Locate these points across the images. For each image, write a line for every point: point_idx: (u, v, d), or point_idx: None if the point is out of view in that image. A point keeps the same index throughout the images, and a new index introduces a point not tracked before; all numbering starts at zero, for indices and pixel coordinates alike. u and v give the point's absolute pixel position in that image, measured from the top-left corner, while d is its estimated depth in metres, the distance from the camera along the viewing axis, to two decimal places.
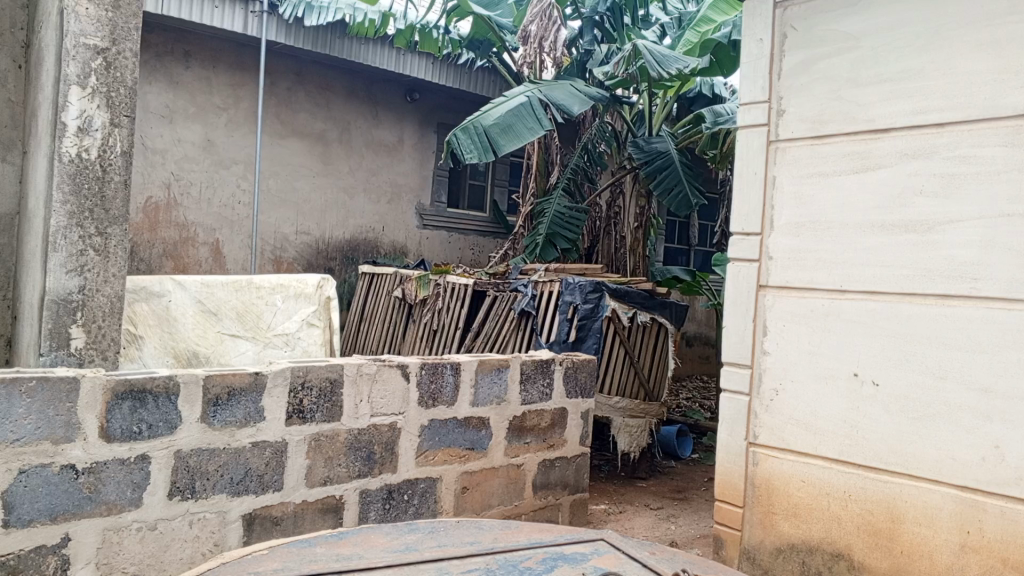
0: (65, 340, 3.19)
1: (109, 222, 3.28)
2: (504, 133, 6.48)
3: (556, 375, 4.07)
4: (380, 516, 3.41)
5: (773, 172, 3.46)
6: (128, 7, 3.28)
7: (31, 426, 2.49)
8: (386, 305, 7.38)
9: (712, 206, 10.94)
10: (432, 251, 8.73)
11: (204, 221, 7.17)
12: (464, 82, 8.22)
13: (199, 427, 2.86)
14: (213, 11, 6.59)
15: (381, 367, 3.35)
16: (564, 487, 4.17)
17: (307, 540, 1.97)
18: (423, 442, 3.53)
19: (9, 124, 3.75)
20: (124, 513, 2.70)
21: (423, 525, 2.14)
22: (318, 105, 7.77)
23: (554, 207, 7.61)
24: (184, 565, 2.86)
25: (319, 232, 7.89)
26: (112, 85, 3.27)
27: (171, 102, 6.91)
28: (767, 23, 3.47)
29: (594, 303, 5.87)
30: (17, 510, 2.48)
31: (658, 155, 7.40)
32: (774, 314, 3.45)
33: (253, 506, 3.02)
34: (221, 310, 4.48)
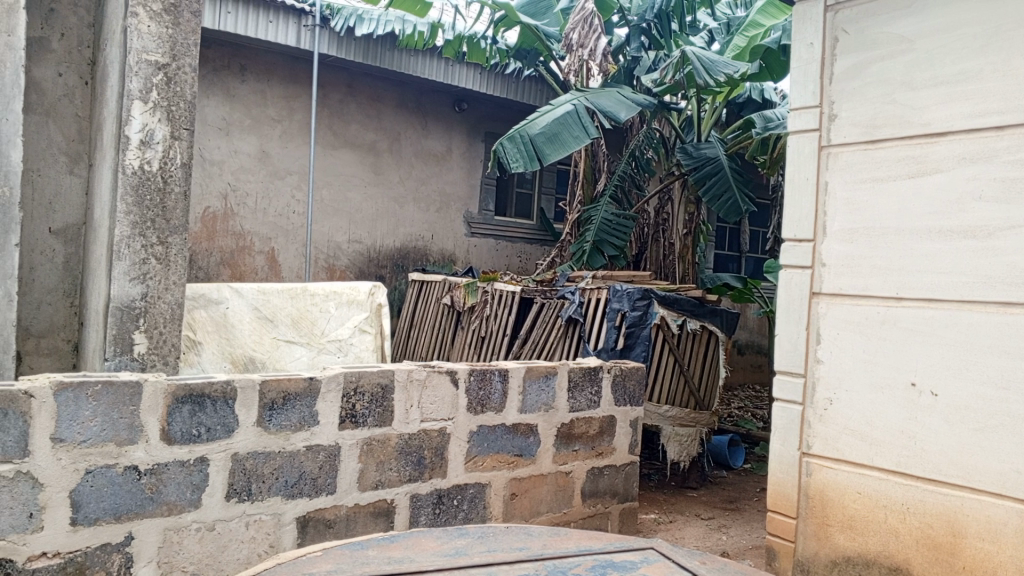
0: (128, 345, 3.31)
1: (170, 231, 3.39)
2: (550, 143, 6.50)
3: (604, 383, 4.06)
4: (430, 520, 3.45)
5: (826, 177, 3.41)
6: (188, 23, 3.40)
7: (97, 428, 2.59)
8: (435, 313, 7.46)
9: (763, 211, 10.78)
10: (480, 259, 8.79)
11: (259, 230, 7.35)
12: (511, 91, 8.28)
13: (256, 431, 2.93)
14: (267, 26, 6.76)
15: (431, 373, 3.39)
16: (613, 495, 4.15)
17: (360, 542, 2.01)
18: (472, 447, 3.55)
19: (76, 138, 3.91)
20: (184, 513, 2.78)
21: (473, 530, 2.16)
22: (369, 116, 7.91)
23: (601, 214, 7.60)
24: (241, 565, 2.93)
25: (370, 241, 8.02)
26: (172, 99, 3.39)
27: (228, 115, 7.10)
28: (818, 28, 3.44)
29: (642, 310, 5.80)
30: (83, 508, 2.58)
31: (707, 161, 7.33)
32: (828, 321, 3.39)
33: (307, 509, 3.08)
34: (276, 316, 4.59)
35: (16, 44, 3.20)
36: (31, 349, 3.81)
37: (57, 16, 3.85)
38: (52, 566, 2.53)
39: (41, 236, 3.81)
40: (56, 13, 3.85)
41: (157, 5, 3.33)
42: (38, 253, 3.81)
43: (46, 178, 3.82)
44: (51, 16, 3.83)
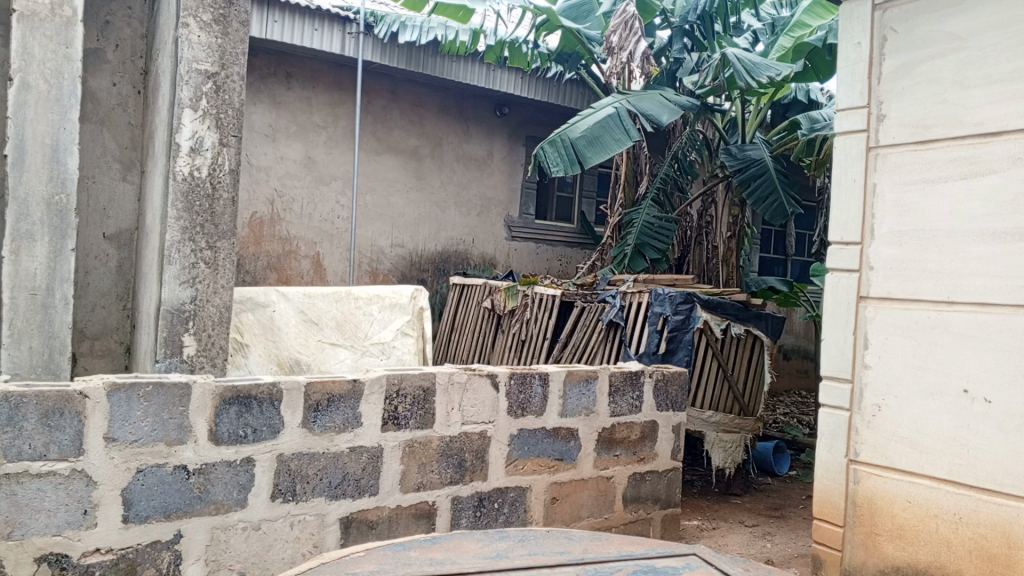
0: (178, 347, 3.40)
1: (218, 236, 3.47)
2: (591, 146, 6.49)
3: (646, 388, 4.03)
4: (472, 523, 3.46)
5: (874, 179, 3.35)
6: (236, 32, 3.48)
7: (148, 428, 2.66)
8: (476, 316, 7.49)
9: (810, 214, 10.59)
10: (521, 262, 8.81)
11: (305, 235, 7.47)
12: (552, 95, 8.29)
13: (301, 432, 2.98)
14: (313, 34, 6.87)
15: (472, 376, 3.41)
16: (655, 501, 4.12)
17: (402, 543, 2.03)
18: (512, 451, 3.56)
19: (129, 145, 4.02)
20: (231, 512, 2.84)
21: (513, 533, 2.16)
22: (411, 121, 7.99)
23: (643, 217, 7.56)
24: (286, 564, 2.98)
25: (412, 245, 8.10)
26: (221, 106, 3.46)
27: (274, 122, 7.24)
28: (865, 27, 3.38)
29: (685, 315, 5.78)
30: (135, 506, 2.65)
31: (752, 163, 7.22)
32: (877, 326, 3.32)
33: (351, 509, 3.12)
34: (321, 319, 4.66)
35: (74, 56, 3.30)
36: (86, 351, 3.94)
37: (112, 27, 3.98)
38: (105, 562, 2.60)
39: (96, 241, 3.93)
40: (111, 25, 3.98)
41: (207, 16, 3.41)
42: (93, 257, 3.93)
43: (101, 184, 3.95)
44: (106, 28, 3.96)
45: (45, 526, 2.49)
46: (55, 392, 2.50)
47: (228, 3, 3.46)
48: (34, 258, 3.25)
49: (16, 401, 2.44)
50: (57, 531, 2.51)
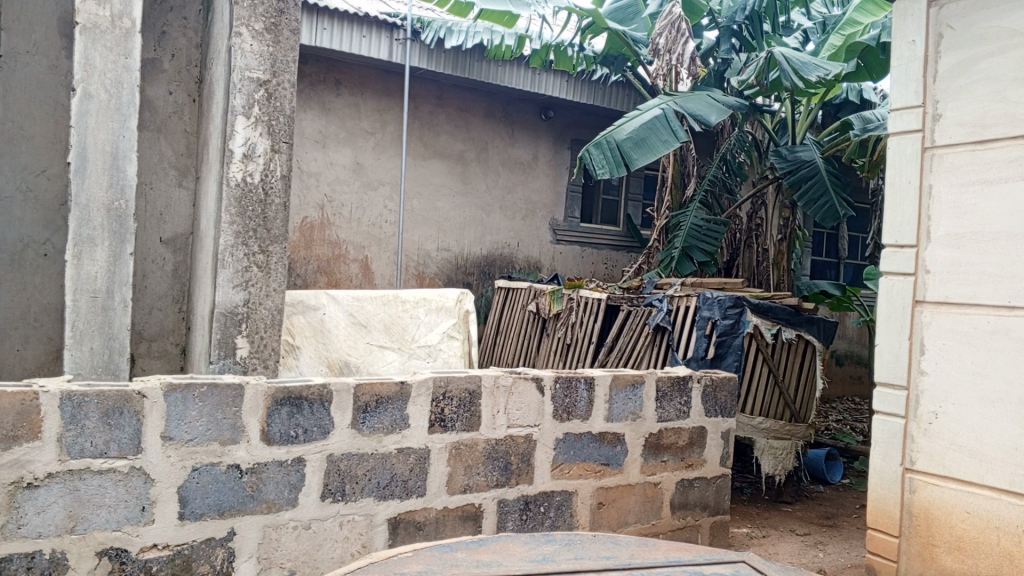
0: (231, 349, 3.48)
1: (271, 240, 3.55)
2: (638, 147, 6.44)
3: (694, 393, 3.99)
4: (518, 526, 3.46)
5: (929, 180, 3.27)
6: (287, 40, 3.55)
7: (203, 427, 2.73)
8: (521, 319, 7.51)
9: (863, 215, 10.35)
10: (566, 266, 8.80)
11: (354, 239, 7.57)
12: (598, 97, 8.27)
13: (350, 432, 3.03)
14: (361, 41, 6.97)
15: (517, 379, 3.42)
16: (703, 508, 4.07)
17: (449, 544, 2.04)
18: (558, 455, 3.56)
19: (185, 153, 4.13)
20: (282, 511, 2.90)
21: (560, 537, 2.17)
22: (457, 126, 8.04)
23: (691, 219, 7.49)
24: (335, 564, 3.02)
25: (458, 249, 8.15)
26: (273, 114, 3.54)
27: (324, 128, 7.35)
28: (920, 25, 3.30)
29: (734, 319, 5.70)
30: (190, 504, 2.72)
31: (803, 164, 7.11)
32: (933, 331, 3.23)
33: (399, 510, 3.15)
34: (370, 322, 4.73)
35: (133, 66, 3.40)
36: (144, 352, 4.06)
37: (169, 38, 4.10)
38: (162, 557, 2.67)
39: (153, 245, 4.05)
40: (168, 35, 4.10)
41: (259, 25, 3.48)
42: (150, 261, 4.05)
43: (157, 191, 4.07)
44: (163, 39, 4.08)
45: (105, 521, 2.56)
46: (114, 392, 2.58)
47: (279, 12, 3.53)
48: (96, 261, 3.36)
49: (78, 400, 2.52)
50: (116, 526, 2.58)
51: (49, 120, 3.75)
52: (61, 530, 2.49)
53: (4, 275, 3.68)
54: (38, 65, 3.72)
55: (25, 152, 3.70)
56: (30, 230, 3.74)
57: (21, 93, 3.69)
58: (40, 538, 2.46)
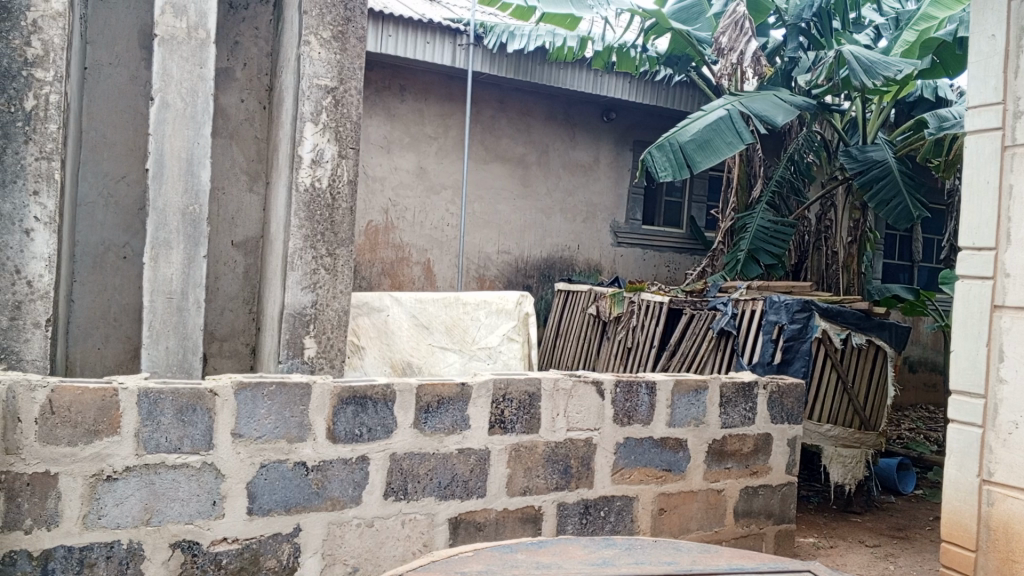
0: (299, 348, 3.57)
1: (338, 243, 3.63)
2: (700, 150, 6.36)
3: (759, 399, 3.91)
4: (578, 530, 3.45)
5: (1010, 181, 3.13)
6: (353, 48, 3.63)
7: (271, 425, 2.81)
8: (581, 322, 7.48)
9: (938, 216, 9.97)
10: (627, 269, 8.75)
11: (417, 242, 7.68)
12: (660, 99, 8.20)
13: (413, 432, 3.07)
14: (425, 47, 7.06)
15: (577, 382, 3.41)
16: (768, 516, 3.99)
17: (509, 545, 2.06)
18: (618, 459, 3.54)
19: (256, 158, 4.26)
20: (346, 508, 2.96)
21: (620, 541, 2.16)
22: (519, 130, 8.07)
23: (757, 222, 7.33)
24: (397, 562, 3.06)
25: (518, 251, 8.19)
26: (340, 120, 3.62)
27: (388, 134, 7.47)
28: (1001, 19, 3.17)
29: (802, 324, 5.57)
30: (258, 499, 2.80)
31: (874, 164, 6.89)
32: (1013, 337, 3.09)
33: (459, 510, 3.18)
34: (431, 324, 4.79)
35: (207, 75, 3.53)
36: (215, 351, 4.20)
37: (241, 47, 4.24)
38: (231, 551, 2.76)
39: (225, 248, 4.20)
40: (240, 46, 4.24)
41: (327, 33, 3.57)
42: (222, 263, 4.19)
43: (229, 196, 4.21)
44: (235, 49, 4.22)
45: (179, 514, 2.66)
46: (188, 389, 2.68)
47: (346, 20, 3.61)
48: (171, 264, 3.49)
49: (154, 397, 2.63)
50: (189, 519, 2.68)
51: (129, 129, 3.92)
52: (137, 522, 2.60)
53: (86, 277, 3.86)
54: (119, 77, 3.89)
55: (107, 159, 3.88)
56: (111, 234, 3.91)
57: (104, 104, 3.87)
58: (118, 528, 2.58)
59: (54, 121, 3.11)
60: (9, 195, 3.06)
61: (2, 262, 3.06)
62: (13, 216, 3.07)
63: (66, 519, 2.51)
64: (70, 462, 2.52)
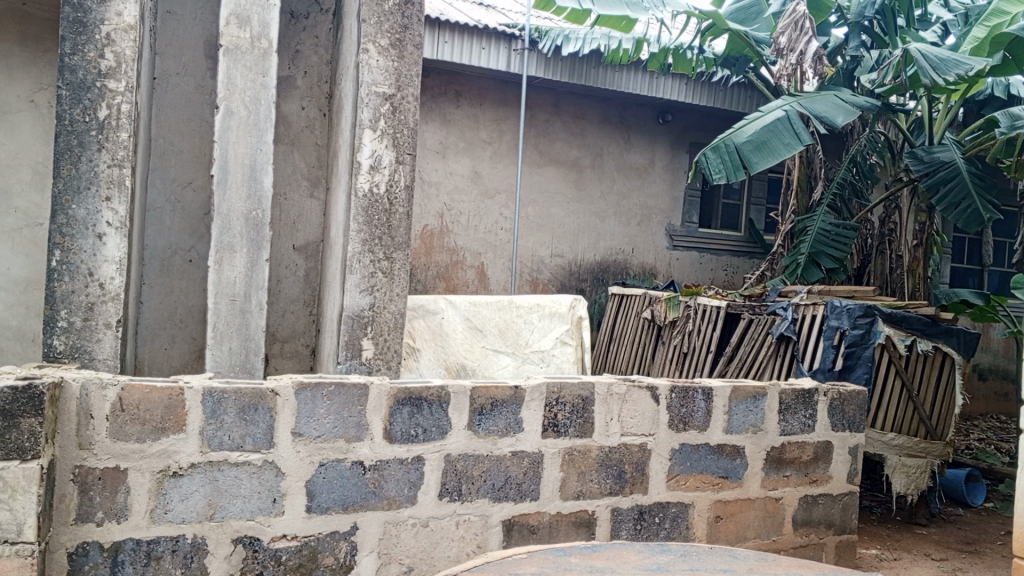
0: (358, 350, 3.64)
1: (395, 247, 3.68)
2: (757, 151, 6.25)
3: (820, 406, 3.82)
4: (632, 535, 3.43)
5: None
6: (411, 55, 3.68)
7: (329, 425, 2.87)
8: (635, 326, 7.42)
9: (1011, 219, 9.58)
10: (683, 272, 8.65)
11: (471, 246, 7.73)
12: (718, 100, 8.09)
13: (466, 433, 3.09)
14: (480, 53, 7.11)
15: (631, 387, 3.39)
16: (829, 526, 3.89)
17: (563, 549, 2.06)
18: (674, 465, 3.50)
19: (316, 164, 4.36)
20: (402, 508, 3.00)
21: (675, 547, 2.13)
22: (573, 133, 8.06)
23: (818, 224, 7.16)
24: (451, 562, 3.09)
25: (572, 255, 8.17)
26: (397, 127, 3.67)
27: (444, 139, 7.55)
28: None
29: (864, 329, 5.44)
30: (317, 497, 2.86)
31: (942, 165, 6.67)
32: None
33: (513, 513, 3.19)
34: (485, 326, 4.82)
35: (269, 84, 3.63)
36: (277, 352, 4.31)
37: (302, 56, 4.34)
38: (291, 547, 2.82)
39: (286, 252, 4.30)
40: (301, 54, 4.34)
41: (385, 41, 3.63)
42: (284, 266, 4.30)
43: (291, 201, 4.32)
44: (297, 57, 4.33)
45: (241, 511, 2.74)
46: (251, 390, 2.75)
47: (403, 28, 3.66)
48: (235, 267, 3.59)
49: (218, 396, 2.71)
50: (250, 516, 2.75)
51: (196, 136, 4.06)
52: (201, 517, 2.68)
53: (154, 279, 4.00)
54: (186, 86, 4.03)
55: (175, 166, 4.02)
56: (178, 238, 4.05)
57: (172, 113, 4.01)
58: (183, 523, 2.66)
59: (125, 130, 3.23)
60: (83, 201, 3.19)
61: (76, 265, 3.19)
62: (87, 220, 3.20)
63: (135, 513, 2.61)
64: (138, 458, 2.61)
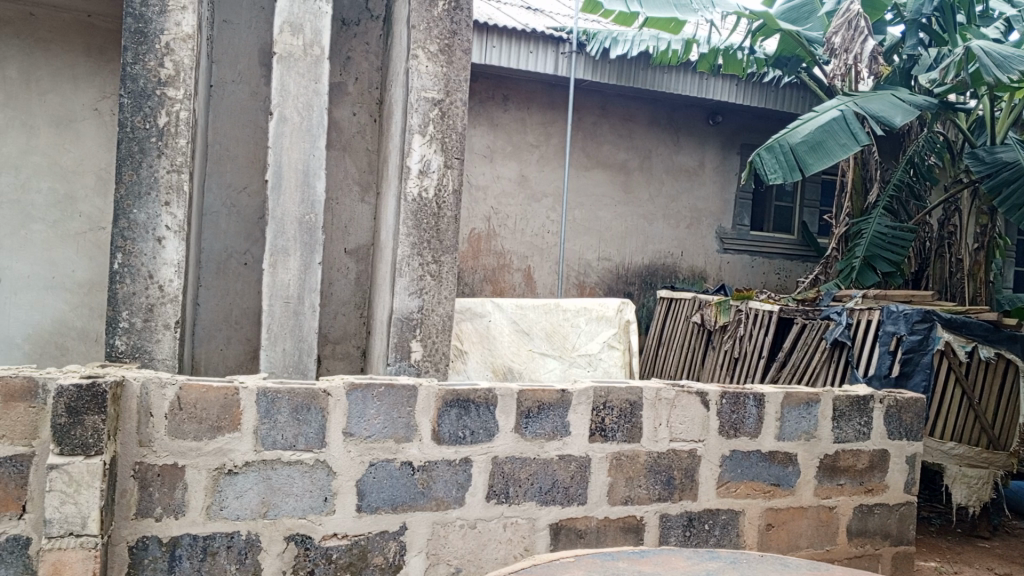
0: (407, 352, 3.68)
1: (443, 251, 3.71)
2: (813, 152, 6.13)
3: (875, 414, 3.73)
4: (681, 542, 3.39)
5: None
6: (459, 61, 3.71)
7: (380, 425, 2.90)
8: (684, 330, 7.35)
9: None
10: (733, 276, 8.54)
11: (518, 250, 7.75)
12: (769, 100, 7.97)
13: (514, 436, 3.10)
14: (528, 56, 7.11)
15: (680, 393, 3.36)
16: (885, 537, 3.79)
17: (611, 553, 2.05)
18: (724, 472, 3.45)
19: (367, 169, 4.43)
20: (450, 509, 3.02)
21: (725, 554, 2.10)
22: (621, 136, 8.02)
23: (874, 227, 7.00)
24: (499, 564, 3.10)
25: (619, 258, 8.12)
26: (446, 131, 3.71)
27: (492, 143, 7.58)
28: None
29: (922, 335, 5.31)
30: (367, 497, 2.90)
31: (1004, 166, 6.40)
32: None
33: (560, 517, 3.18)
34: (532, 329, 4.82)
35: (322, 90, 3.70)
36: (329, 353, 4.38)
37: (353, 62, 4.41)
38: (341, 546, 2.86)
39: (338, 255, 4.37)
40: (352, 61, 4.41)
41: (434, 47, 3.67)
42: (335, 269, 4.37)
43: (343, 206, 4.39)
44: (348, 63, 4.40)
45: (293, 509, 2.79)
46: (304, 390, 2.80)
47: (452, 34, 3.70)
48: (289, 270, 3.66)
49: (272, 396, 2.77)
50: (303, 514, 2.80)
51: (251, 142, 4.16)
52: (255, 514, 2.74)
53: (211, 282, 4.11)
54: (242, 93, 4.13)
55: (231, 171, 4.13)
56: (234, 242, 4.16)
57: (228, 119, 4.11)
58: (237, 520, 2.72)
59: (183, 137, 3.33)
60: (143, 206, 3.29)
61: (137, 268, 3.29)
62: (147, 225, 3.30)
63: (192, 509, 2.68)
64: (196, 456, 2.69)
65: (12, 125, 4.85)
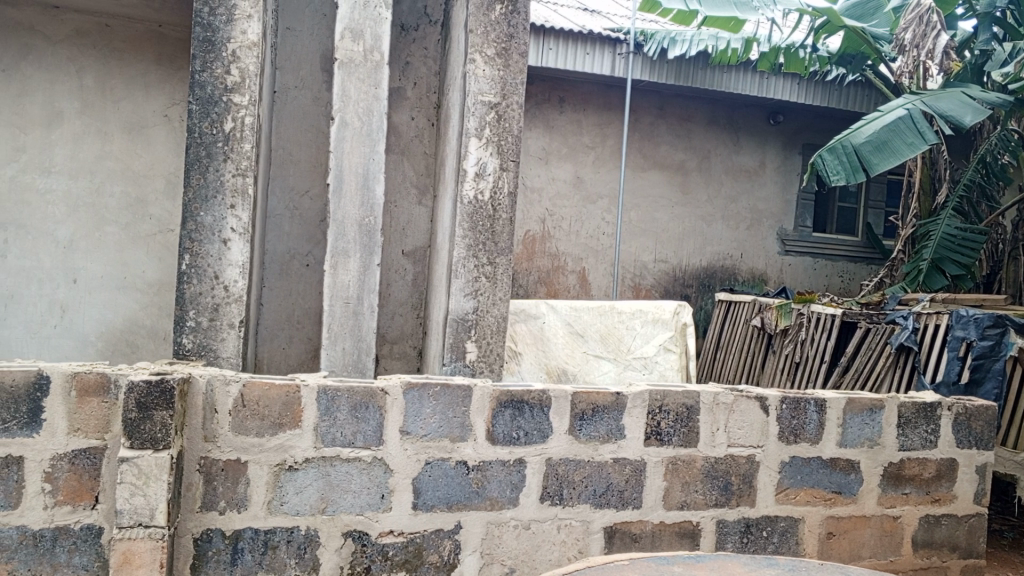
0: (462, 352, 3.71)
1: (498, 253, 3.74)
2: (877, 152, 5.95)
3: (943, 422, 3.61)
4: (738, 548, 3.33)
5: None
6: (516, 64, 3.73)
7: (436, 424, 2.94)
8: (744, 334, 7.22)
9: None
10: (794, 279, 8.36)
11: (573, 251, 7.74)
12: (833, 99, 7.77)
13: (568, 438, 3.10)
14: (585, 58, 7.10)
15: (738, 397, 3.31)
16: (952, 548, 3.67)
17: (665, 557, 2.03)
18: (784, 479, 3.38)
19: (425, 172, 4.49)
20: (505, 509, 3.03)
21: (783, 561, 2.07)
22: (679, 137, 7.94)
23: (942, 228, 6.76)
24: (553, 565, 3.10)
25: (676, 260, 8.04)
26: (502, 134, 3.73)
27: (547, 145, 7.59)
28: None
29: (994, 340, 5.06)
30: (423, 495, 2.93)
31: None
32: None
33: (614, 520, 3.17)
34: (586, 331, 4.82)
35: (381, 96, 3.77)
36: (386, 353, 4.45)
37: (412, 68, 4.47)
38: (397, 543, 2.91)
39: (395, 257, 4.44)
40: (411, 66, 4.47)
41: (491, 51, 3.69)
42: (393, 271, 4.44)
43: (401, 209, 4.45)
44: (407, 69, 4.46)
45: (350, 505, 2.84)
46: (362, 388, 2.85)
47: (509, 37, 3.72)
48: (349, 272, 3.74)
49: (331, 395, 2.83)
50: (360, 511, 2.86)
51: (313, 147, 4.25)
52: (314, 510, 2.81)
53: (273, 282, 4.21)
54: (304, 99, 4.23)
55: (293, 174, 4.23)
56: (296, 244, 4.26)
57: (291, 125, 4.22)
58: (297, 515, 2.79)
59: (248, 141, 3.43)
60: (210, 208, 3.40)
61: (204, 268, 3.40)
62: (213, 226, 3.41)
63: (254, 503, 2.75)
64: (258, 452, 2.76)
65: (88, 131, 5.06)
